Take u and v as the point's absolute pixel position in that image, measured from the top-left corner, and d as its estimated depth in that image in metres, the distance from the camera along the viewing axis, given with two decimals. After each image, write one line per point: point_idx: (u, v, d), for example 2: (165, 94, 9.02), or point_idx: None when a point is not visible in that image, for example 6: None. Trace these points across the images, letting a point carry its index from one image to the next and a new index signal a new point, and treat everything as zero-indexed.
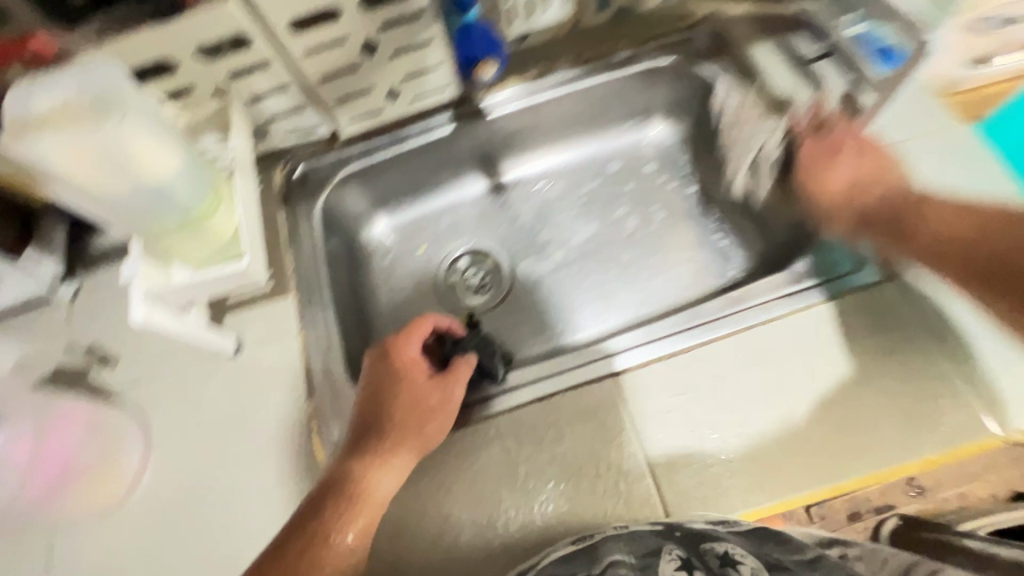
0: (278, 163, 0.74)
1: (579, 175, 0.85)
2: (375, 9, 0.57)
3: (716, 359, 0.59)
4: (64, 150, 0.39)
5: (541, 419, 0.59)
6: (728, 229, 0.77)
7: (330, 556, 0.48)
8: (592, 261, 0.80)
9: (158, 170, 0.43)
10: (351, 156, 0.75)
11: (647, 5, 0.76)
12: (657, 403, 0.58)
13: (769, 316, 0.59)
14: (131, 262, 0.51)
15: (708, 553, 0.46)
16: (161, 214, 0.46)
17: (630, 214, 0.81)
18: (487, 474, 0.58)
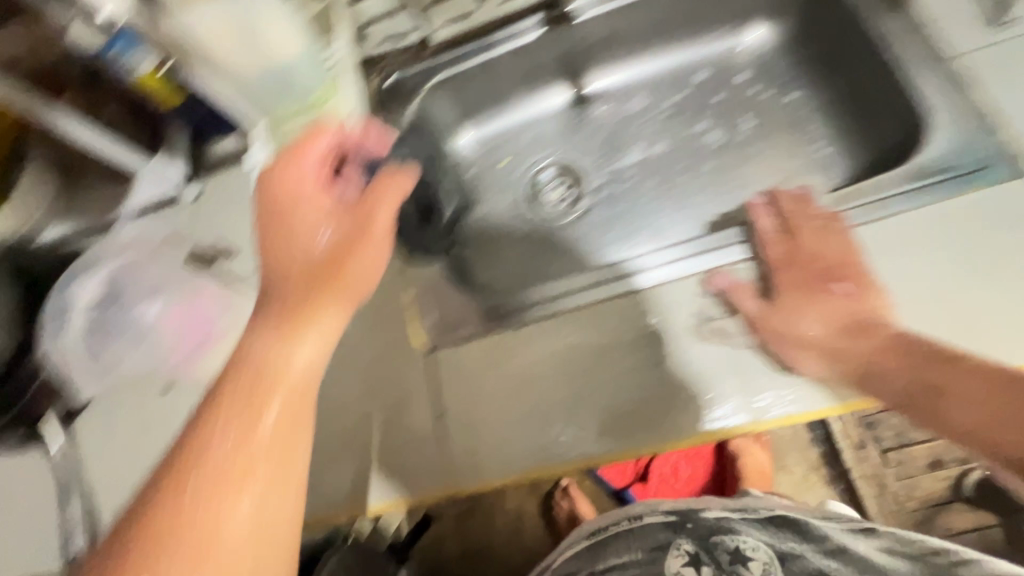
0: (371, 72, 0.76)
1: (665, 86, 0.82)
2: None
3: (757, 272, 0.57)
4: (215, 25, 0.50)
5: (556, 332, 0.60)
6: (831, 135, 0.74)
7: (247, 460, 0.40)
8: (663, 177, 0.79)
9: (282, 49, 0.53)
10: (440, 64, 0.75)
11: None
12: (682, 316, 0.57)
13: (831, 226, 0.57)
14: None
15: (718, 547, 0.58)
16: (287, 94, 0.56)
17: (712, 128, 0.79)
18: (490, 395, 0.59)
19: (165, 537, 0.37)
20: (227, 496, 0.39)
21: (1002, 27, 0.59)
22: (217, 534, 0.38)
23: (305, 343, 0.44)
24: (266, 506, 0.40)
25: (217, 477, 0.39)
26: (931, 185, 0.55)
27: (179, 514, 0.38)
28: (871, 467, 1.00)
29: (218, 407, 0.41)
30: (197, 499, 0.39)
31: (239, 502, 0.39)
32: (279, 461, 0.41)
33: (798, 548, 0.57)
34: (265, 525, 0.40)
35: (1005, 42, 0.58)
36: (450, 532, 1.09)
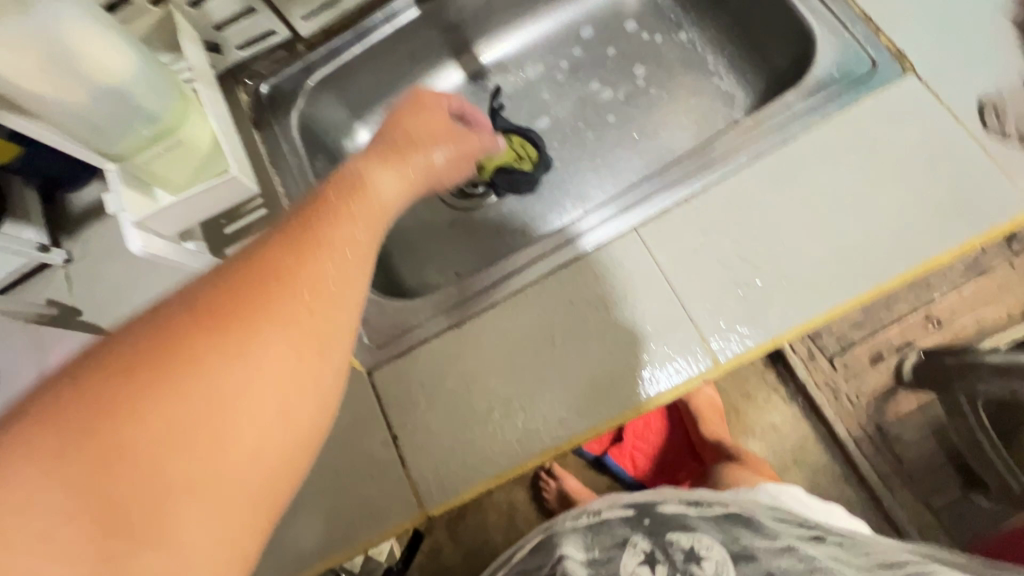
0: (239, 84, 0.67)
1: (555, 45, 0.78)
2: None
3: (695, 215, 0.54)
4: (1, 48, 0.36)
5: (447, 358, 0.56)
6: (727, 63, 0.73)
7: (279, 303, 0.32)
8: (569, 146, 0.74)
9: (110, 66, 0.41)
10: (316, 61, 0.67)
11: None
12: (619, 282, 0.54)
13: (728, 171, 0.55)
14: (114, 194, 0.46)
15: (673, 545, 0.52)
16: (129, 123, 0.43)
17: (605, 87, 0.75)
18: (447, 400, 0.55)
19: (135, 391, 0.27)
20: (226, 354, 0.29)
21: None
22: (209, 411, 0.28)
23: (396, 170, 0.48)
24: (292, 394, 0.31)
25: (220, 340, 0.29)
26: (823, 102, 0.55)
27: (179, 399, 0.27)
28: (821, 374, 1.06)
29: (245, 270, 0.33)
30: (187, 361, 0.28)
31: (273, 343, 0.31)
32: (336, 300, 0.34)
33: (754, 552, 0.51)
34: (260, 444, 0.29)
35: None
36: (445, 541, 1.05)
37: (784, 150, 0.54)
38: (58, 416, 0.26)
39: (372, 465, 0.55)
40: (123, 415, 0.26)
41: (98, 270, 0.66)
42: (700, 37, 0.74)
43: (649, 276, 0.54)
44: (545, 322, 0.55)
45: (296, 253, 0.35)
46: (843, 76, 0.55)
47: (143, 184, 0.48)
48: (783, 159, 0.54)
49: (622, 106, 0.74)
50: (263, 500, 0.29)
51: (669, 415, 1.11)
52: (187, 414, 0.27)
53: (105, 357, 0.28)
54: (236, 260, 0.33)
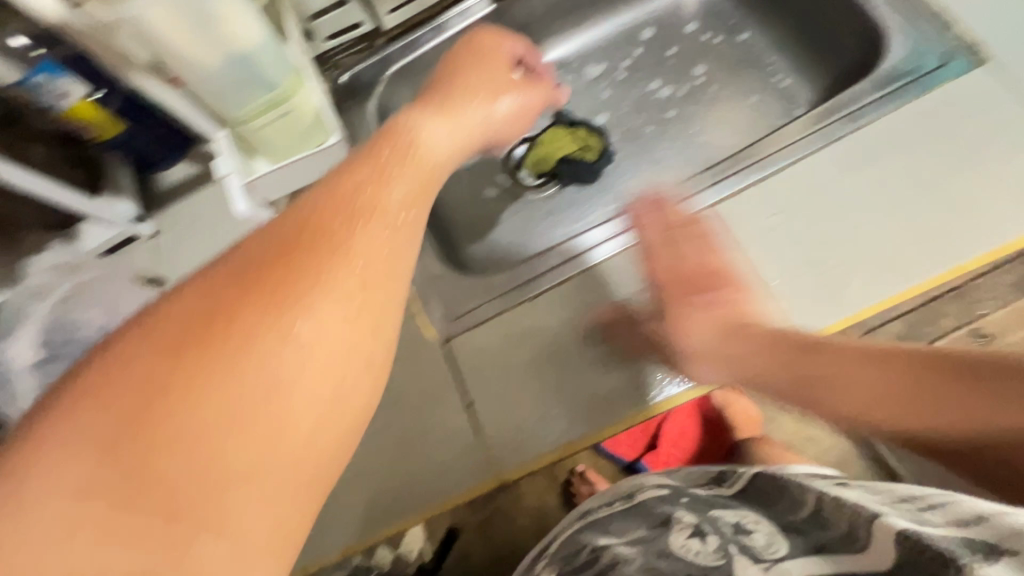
0: (322, 73, 0.71)
1: (617, 47, 0.81)
2: None
3: (760, 201, 0.56)
4: (158, 11, 0.42)
5: (511, 335, 0.58)
6: (789, 67, 0.74)
7: (328, 277, 0.30)
8: (628, 142, 0.76)
9: (244, 36, 0.45)
10: (394, 53, 0.71)
11: None
12: (679, 270, 0.56)
13: (793, 158, 0.56)
14: (225, 160, 0.55)
15: (721, 520, 0.50)
16: (252, 89, 0.48)
17: (664, 85, 0.78)
18: (507, 377, 0.57)
19: (180, 372, 0.26)
20: (265, 353, 0.27)
21: None
22: (245, 417, 0.26)
23: (451, 123, 0.46)
24: (339, 384, 0.29)
25: (256, 342, 0.27)
26: (890, 94, 0.56)
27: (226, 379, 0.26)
28: None
29: (283, 255, 0.30)
30: (222, 368, 0.26)
31: (308, 340, 0.28)
32: (383, 273, 0.32)
33: (795, 521, 0.45)
34: (304, 439, 0.27)
35: None
36: (476, 540, 1.05)
37: (853, 138, 0.55)
38: (111, 398, 0.25)
39: (433, 437, 0.57)
40: (161, 427, 0.25)
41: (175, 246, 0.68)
42: (760, 40, 0.76)
43: (716, 258, 0.55)
44: (607, 312, 0.57)
45: (345, 221, 0.33)
46: (911, 70, 0.56)
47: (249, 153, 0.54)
48: (849, 148, 0.55)
49: (682, 103, 0.77)
50: (317, 485, 0.28)
51: (708, 423, 1.09)
52: (221, 423, 0.26)
53: (135, 360, 0.26)
54: (281, 228, 0.32)
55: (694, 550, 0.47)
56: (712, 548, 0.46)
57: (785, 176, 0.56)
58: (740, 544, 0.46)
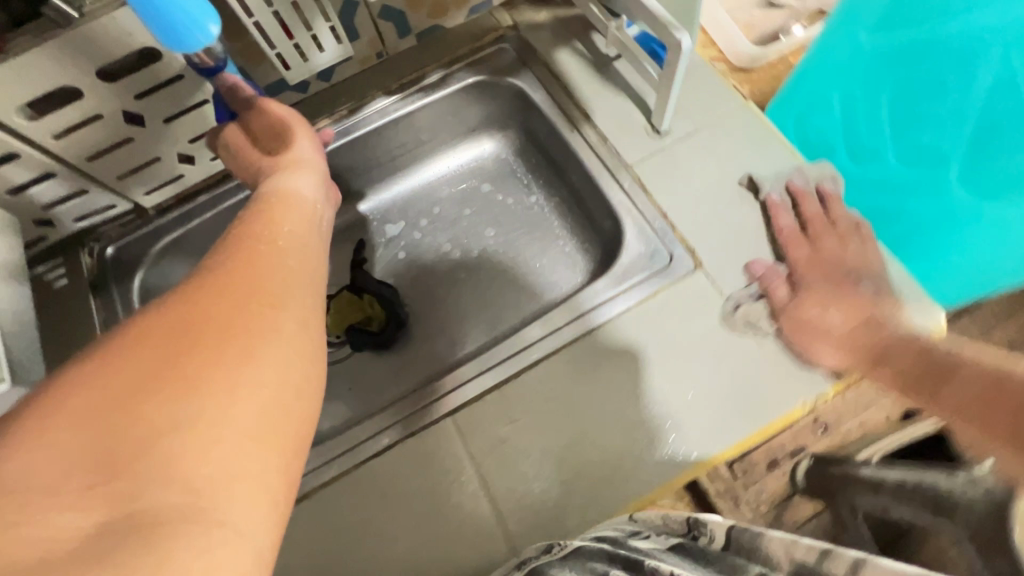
0: (82, 248, 0.68)
1: (417, 205, 0.83)
2: (118, 83, 0.52)
3: (515, 395, 0.59)
4: None
5: (394, 470, 0.57)
6: (569, 233, 0.78)
7: (253, 271, 0.35)
8: (427, 302, 0.78)
9: None
10: (165, 226, 0.70)
11: (451, 23, 0.75)
12: (509, 415, 0.58)
13: (559, 340, 0.60)
14: None
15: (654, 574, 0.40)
16: None
17: (456, 245, 0.81)
18: (418, 481, 0.57)
19: (127, 367, 0.28)
20: (229, 335, 0.30)
21: (663, 134, 0.66)
22: (188, 380, 0.28)
23: (307, 173, 0.49)
24: (294, 363, 0.31)
25: (245, 323, 0.31)
26: (626, 291, 0.61)
27: (174, 360, 0.28)
28: None
29: (235, 272, 0.34)
30: (220, 340, 0.29)
31: (279, 322, 0.32)
32: (302, 270, 0.37)
33: None
34: (270, 413, 0.29)
35: (669, 145, 0.66)
36: None
37: (594, 332, 0.60)
38: (79, 397, 0.27)
39: (375, 548, 0.54)
40: (159, 389, 0.27)
41: None
42: (549, 203, 0.80)
43: (474, 455, 0.57)
44: (505, 407, 0.59)
45: (239, 243, 0.37)
46: (640, 263, 0.62)
47: None
48: (649, 311, 0.60)
49: (470, 263, 0.80)
50: (294, 452, 0.29)
51: None
52: (204, 386, 0.28)
53: (88, 373, 0.28)
54: (217, 253, 0.36)
55: None
56: None
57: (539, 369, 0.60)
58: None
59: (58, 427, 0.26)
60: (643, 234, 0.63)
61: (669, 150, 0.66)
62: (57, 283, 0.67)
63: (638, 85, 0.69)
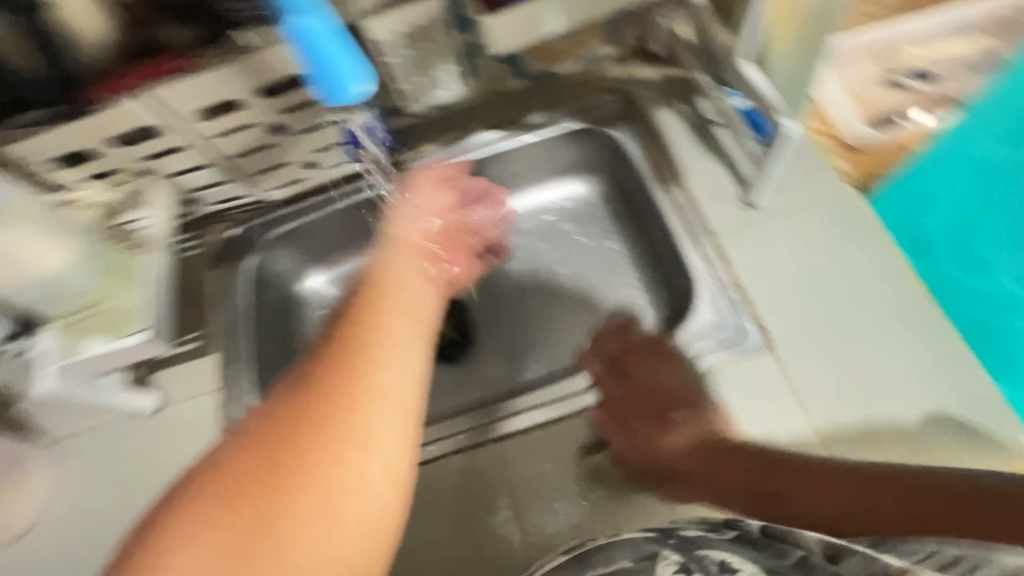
0: (210, 226, 0.78)
1: (501, 232, 0.87)
2: (272, 99, 0.61)
3: (567, 434, 0.61)
4: None
5: (439, 479, 0.61)
6: (644, 284, 0.78)
7: (358, 404, 0.39)
8: (495, 326, 0.81)
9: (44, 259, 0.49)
10: (281, 217, 0.79)
11: (563, 70, 0.79)
12: (556, 446, 0.61)
13: (620, 389, 0.62)
14: (46, 341, 0.57)
15: (705, 558, 0.42)
16: (59, 295, 0.52)
17: (529, 277, 0.84)
18: (461, 492, 0.60)
19: (241, 495, 0.35)
20: (317, 483, 0.36)
21: (755, 206, 0.66)
22: (281, 532, 0.35)
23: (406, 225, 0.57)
24: (371, 509, 0.37)
25: (324, 463, 0.37)
26: (693, 356, 0.61)
27: (272, 504, 0.35)
28: None
29: (334, 408, 0.38)
30: (301, 488, 0.36)
31: (368, 460, 0.38)
32: (407, 405, 0.41)
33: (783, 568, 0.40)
34: (342, 560, 0.36)
35: (760, 217, 0.66)
36: None
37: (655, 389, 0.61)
38: (204, 517, 0.34)
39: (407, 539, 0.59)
40: (258, 545, 0.34)
41: None
42: (627, 251, 0.81)
43: (519, 486, 0.59)
44: (543, 446, 0.61)
45: (343, 367, 0.40)
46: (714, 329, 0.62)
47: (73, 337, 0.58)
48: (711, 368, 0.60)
49: (541, 292, 0.83)
50: None
51: None
52: (297, 530, 0.35)
53: (202, 503, 0.35)
54: (318, 367, 0.41)
55: None
56: None
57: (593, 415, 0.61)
58: None
59: (168, 534, 0.34)
60: (717, 303, 0.63)
61: (759, 220, 0.66)
62: (188, 252, 0.78)
63: (735, 153, 0.69)
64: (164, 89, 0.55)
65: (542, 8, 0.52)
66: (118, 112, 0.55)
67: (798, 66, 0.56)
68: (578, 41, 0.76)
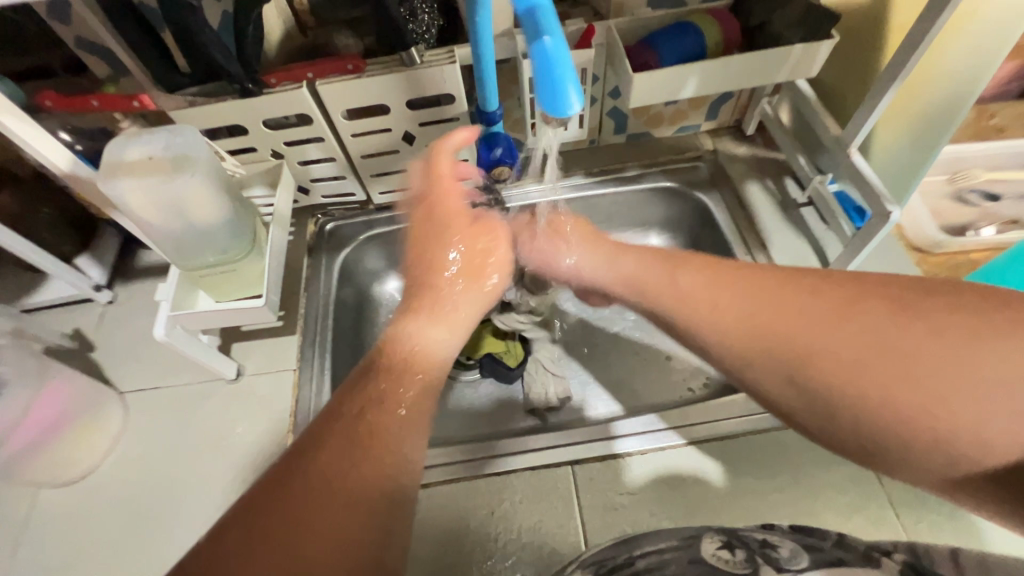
0: (312, 216, 0.83)
1: None
2: (416, 111, 0.66)
3: (633, 474, 0.63)
4: (135, 192, 0.48)
5: (498, 494, 0.63)
6: None
7: (315, 510, 0.36)
8: (561, 358, 0.84)
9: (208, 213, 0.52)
10: (378, 220, 0.83)
11: (662, 134, 0.86)
12: (612, 489, 0.62)
13: (695, 437, 0.63)
14: (166, 288, 0.59)
15: (749, 536, 0.44)
16: (202, 249, 0.55)
17: (598, 317, 0.87)
18: (495, 508, 0.62)
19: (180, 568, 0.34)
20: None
21: None
22: None
23: (470, 283, 0.56)
24: None
25: (257, 551, 0.34)
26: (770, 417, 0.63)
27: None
28: None
29: (284, 500, 0.36)
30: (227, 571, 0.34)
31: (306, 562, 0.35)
32: (362, 516, 0.37)
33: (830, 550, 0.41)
34: None
35: None
36: None
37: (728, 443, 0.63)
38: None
39: (458, 547, 0.60)
40: None
41: (126, 321, 0.77)
42: None
43: (584, 516, 0.60)
44: (607, 479, 0.62)
45: (323, 461, 0.38)
46: None
47: (189, 290, 0.61)
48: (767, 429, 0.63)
49: (608, 334, 0.85)
50: None
51: None
52: None
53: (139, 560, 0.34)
54: (301, 452, 0.39)
55: (723, 558, 0.41)
56: (741, 558, 0.41)
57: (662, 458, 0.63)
58: (765, 554, 0.41)
59: None
60: None
61: None
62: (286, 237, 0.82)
63: (820, 234, 0.74)
64: (329, 85, 0.61)
65: (686, 73, 0.58)
66: (283, 98, 0.61)
67: (902, 163, 0.61)
68: (681, 111, 0.82)
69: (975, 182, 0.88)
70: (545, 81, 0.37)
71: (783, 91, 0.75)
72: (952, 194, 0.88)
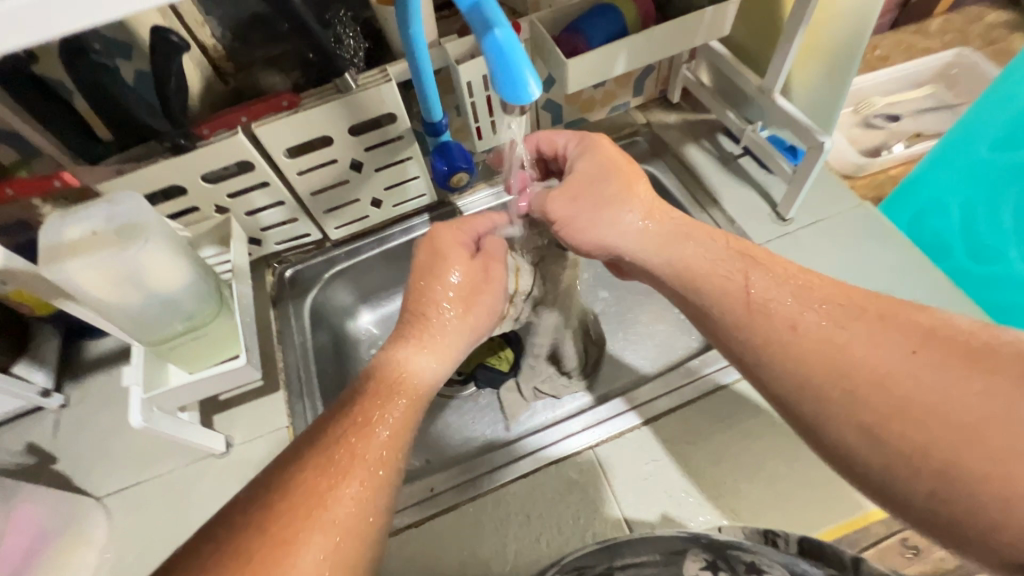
0: (269, 266, 0.79)
1: None
2: (360, 136, 0.66)
3: (651, 442, 0.64)
4: (87, 272, 0.45)
5: (526, 497, 0.62)
6: None
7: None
8: None
9: (168, 281, 0.49)
10: (338, 256, 0.80)
11: (597, 116, 0.89)
12: (635, 470, 0.62)
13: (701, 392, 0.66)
14: (132, 370, 0.53)
15: (735, 557, 0.45)
16: (168, 319, 0.51)
17: None
18: (524, 513, 0.61)
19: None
20: None
21: (788, 221, 0.76)
22: None
23: (461, 323, 0.54)
24: None
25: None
26: None
27: None
28: None
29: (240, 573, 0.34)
30: None
31: None
32: None
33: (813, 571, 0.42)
34: None
35: (793, 230, 0.75)
36: None
37: (728, 389, 0.66)
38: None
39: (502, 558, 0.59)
40: None
41: (87, 420, 0.70)
42: None
43: (618, 495, 0.61)
44: (629, 453, 0.64)
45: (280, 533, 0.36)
46: None
47: (158, 365, 0.56)
48: None
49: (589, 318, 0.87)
50: None
51: None
52: None
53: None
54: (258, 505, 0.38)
55: None
56: None
57: (675, 418, 0.65)
58: None
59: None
60: None
61: (794, 235, 0.74)
62: None
63: (762, 179, 0.80)
64: (268, 125, 0.59)
65: (615, 50, 0.61)
66: (221, 147, 0.58)
67: (822, 96, 0.66)
68: (610, 92, 0.85)
69: (876, 108, 0.97)
70: (498, 66, 0.37)
71: (699, 56, 0.80)
72: (859, 122, 0.97)
